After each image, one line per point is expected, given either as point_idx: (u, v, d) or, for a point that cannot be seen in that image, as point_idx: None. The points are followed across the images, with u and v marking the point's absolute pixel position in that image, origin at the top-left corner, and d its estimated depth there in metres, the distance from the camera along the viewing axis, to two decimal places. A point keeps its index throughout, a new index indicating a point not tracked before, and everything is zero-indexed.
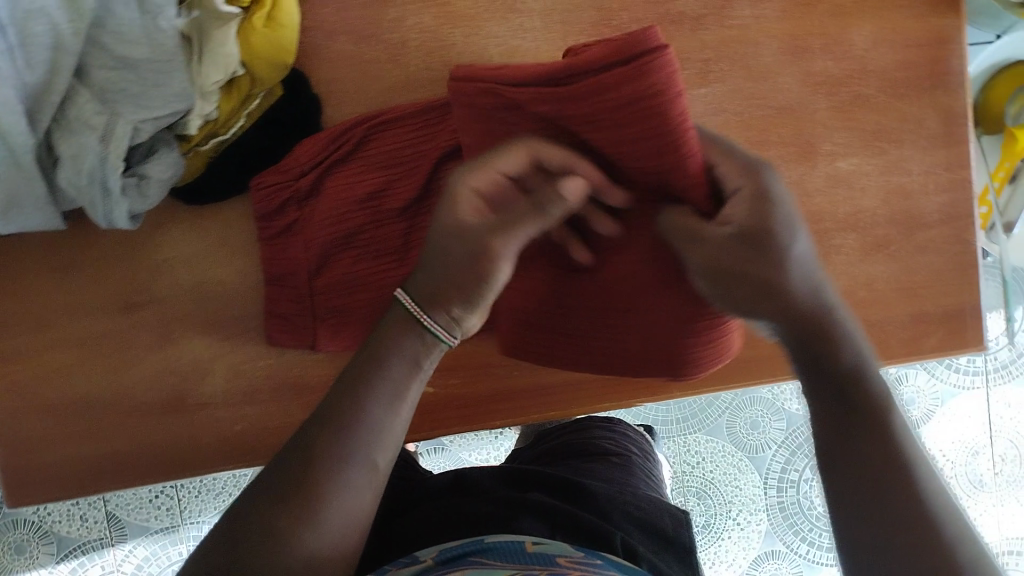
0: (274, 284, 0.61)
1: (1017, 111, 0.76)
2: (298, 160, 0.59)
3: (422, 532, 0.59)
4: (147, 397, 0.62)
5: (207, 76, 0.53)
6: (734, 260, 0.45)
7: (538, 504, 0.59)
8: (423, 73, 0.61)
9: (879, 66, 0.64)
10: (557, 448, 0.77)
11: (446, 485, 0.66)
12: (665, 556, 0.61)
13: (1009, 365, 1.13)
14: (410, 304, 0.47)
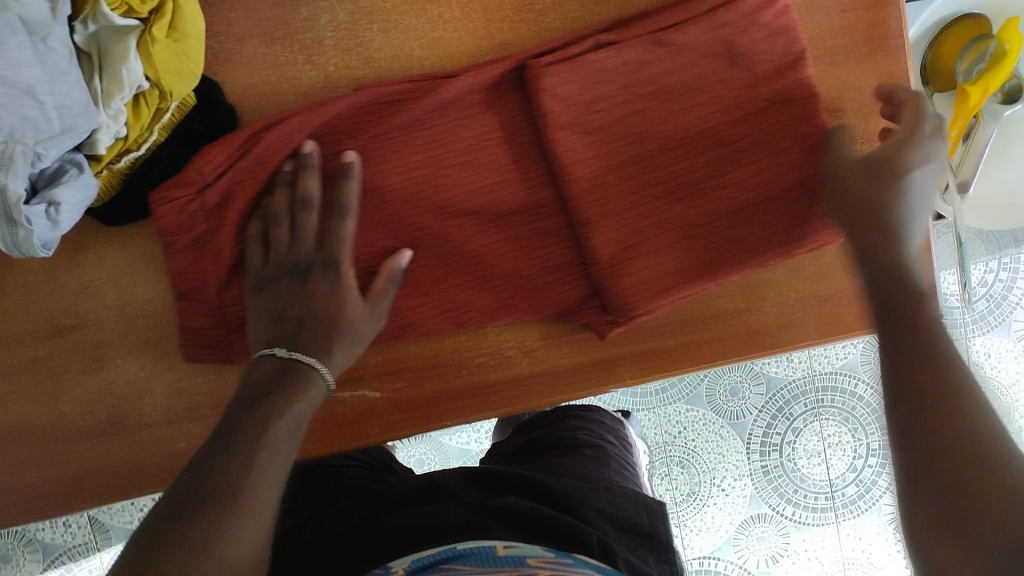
0: (185, 300, 0.59)
1: (968, 67, 0.75)
2: (201, 172, 0.56)
3: (398, 538, 0.54)
4: (86, 421, 0.61)
5: (110, 93, 0.52)
6: (882, 162, 0.51)
7: (510, 507, 0.56)
8: (343, 72, 0.60)
9: (814, 35, 0.63)
10: (533, 443, 0.77)
11: (413, 484, 0.62)
12: (640, 553, 0.58)
13: (988, 316, 1.10)
14: (299, 353, 0.54)
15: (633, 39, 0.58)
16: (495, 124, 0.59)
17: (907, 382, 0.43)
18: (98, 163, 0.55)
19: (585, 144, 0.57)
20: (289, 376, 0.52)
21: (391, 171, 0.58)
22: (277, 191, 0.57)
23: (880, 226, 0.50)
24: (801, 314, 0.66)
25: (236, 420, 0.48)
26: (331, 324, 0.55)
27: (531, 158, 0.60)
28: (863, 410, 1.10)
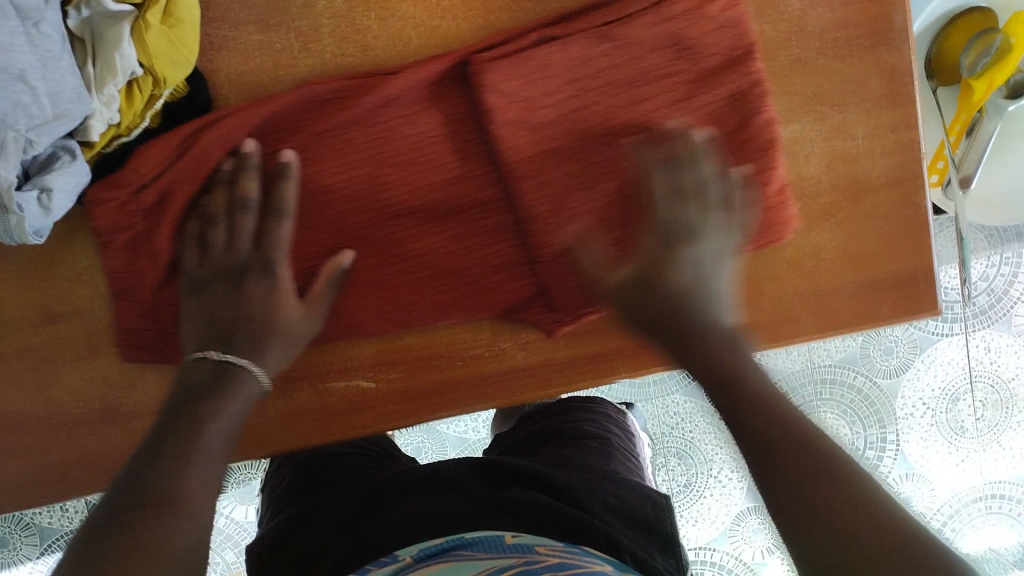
0: (122, 299, 0.59)
1: (973, 61, 0.73)
2: (139, 172, 0.56)
3: (407, 527, 0.54)
4: (79, 408, 0.61)
5: (103, 79, 0.51)
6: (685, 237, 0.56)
7: (514, 499, 0.56)
8: (339, 60, 0.60)
9: (817, 27, 0.62)
10: (536, 435, 0.76)
11: (419, 472, 0.62)
12: (646, 546, 0.58)
13: (988, 310, 1.10)
14: (226, 356, 0.55)
15: (575, 34, 0.59)
16: (439, 121, 0.59)
17: (761, 441, 0.45)
18: (90, 149, 0.55)
19: (529, 140, 0.58)
20: (220, 382, 0.53)
21: (336, 165, 0.58)
22: (215, 190, 0.57)
23: (664, 337, 0.55)
24: (798, 309, 0.65)
25: (175, 427, 0.49)
26: (264, 327, 0.56)
27: (491, 157, 0.59)
28: (862, 403, 1.10)
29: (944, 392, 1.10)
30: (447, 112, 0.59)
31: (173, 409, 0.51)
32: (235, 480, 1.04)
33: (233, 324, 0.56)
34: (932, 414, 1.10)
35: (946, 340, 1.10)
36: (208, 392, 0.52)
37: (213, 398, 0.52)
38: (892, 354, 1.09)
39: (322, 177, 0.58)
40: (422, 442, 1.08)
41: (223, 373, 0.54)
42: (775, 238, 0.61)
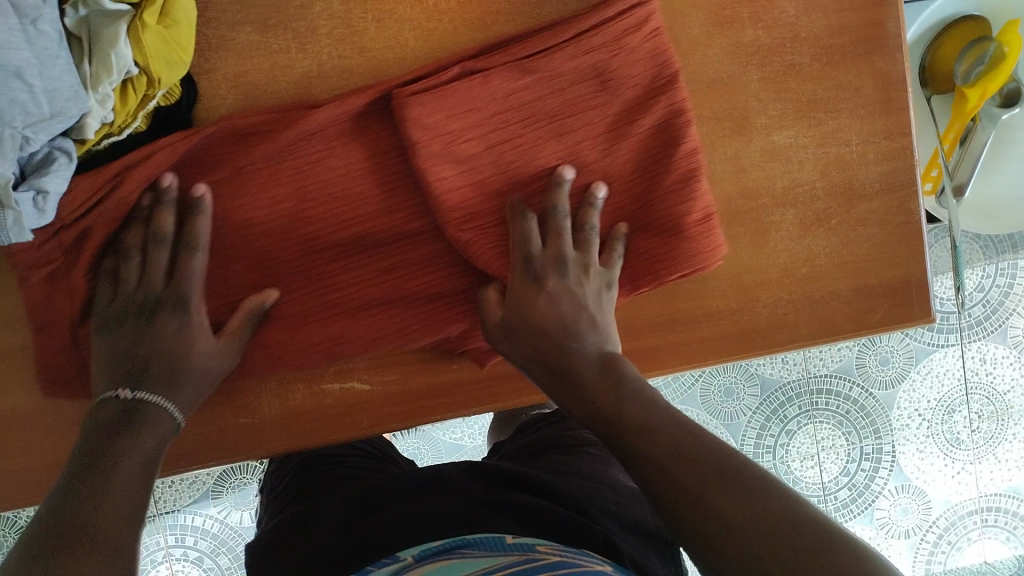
0: (42, 333, 0.58)
1: (967, 69, 0.74)
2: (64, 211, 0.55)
3: (406, 529, 0.54)
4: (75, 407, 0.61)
5: (99, 78, 0.51)
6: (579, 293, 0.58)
7: (515, 503, 0.56)
8: (336, 62, 0.61)
9: (811, 33, 0.63)
10: (533, 442, 0.76)
11: (417, 475, 0.62)
12: (647, 552, 0.57)
13: (984, 321, 1.10)
14: (138, 394, 0.54)
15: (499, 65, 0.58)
16: (363, 150, 0.59)
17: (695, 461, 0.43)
18: (83, 145, 0.55)
19: (456, 174, 0.57)
20: (136, 419, 0.53)
21: (258, 200, 0.58)
22: (132, 226, 0.57)
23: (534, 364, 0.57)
24: (793, 315, 0.65)
25: (93, 462, 0.48)
26: (180, 365, 0.56)
27: (416, 188, 0.59)
28: (857, 414, 1.10)
29: (939, 403, 1.10)
30: (372, 145, 0.59)
31: (90, 446, 0.50)
32: (229, 485, 1.04)
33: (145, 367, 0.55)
34: (928, 425, 1.10)
35: (942, 351, 1.10)
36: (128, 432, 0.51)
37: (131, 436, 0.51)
38: (888, 365, 1.09)
39: (246, 211, 0.58)
40: (416, 448, 1.08)
41: (137, 411, 0.53)
42: (705, 264, 0.61)
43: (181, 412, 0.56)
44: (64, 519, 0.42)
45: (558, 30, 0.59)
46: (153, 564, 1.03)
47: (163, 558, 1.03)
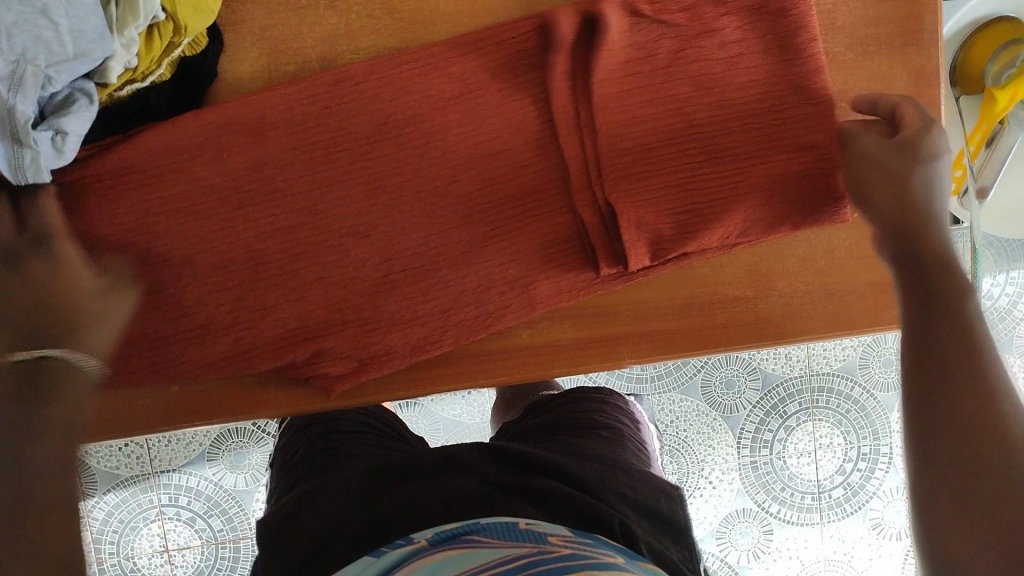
0: None
1: (999, 70, 0.73)
2: None
3: (423, 508, 0.54)
4: None
5: (125, 22, 0.50)
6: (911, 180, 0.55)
7: (529, 485, 0.56)
8: (368, 23, 0.62)
9: (848, 22, 0.62)
10: (546, 423, 0.76)
11: (429, 454, 0.61)
12: (660, 538, 0.58)
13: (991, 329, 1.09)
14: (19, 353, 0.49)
15: (389, 78, 0.61)
16: (212, 172, 0.59)
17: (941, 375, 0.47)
18: (105, 89, 0.54)
19: (324, 196, 0.60)
20: (60, 371, 0.49)
21: (111, 212, 0.59)
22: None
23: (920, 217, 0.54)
24: (807, 305, 0.66)
25: (17, 419, 0.46)
26: (86, 316, 0.54)
27: (263, 212, 0.60)
28: (857, 414, 1.10)
29: None
30: (221, 166, 0.59)
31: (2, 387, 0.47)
32: (225, 448, 1.04)
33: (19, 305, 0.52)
34: None
35: None
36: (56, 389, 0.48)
37: (58, 399, 0.47)
38: (892, 368, 1.10)
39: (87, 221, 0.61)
40: (415, 422, 1.08)
41: (60, 373, 0.49)
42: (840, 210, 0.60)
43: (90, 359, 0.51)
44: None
45: (496, 39, 0.62)
46: (145, 523, 1.03)
47: (156, 517, 1.03)
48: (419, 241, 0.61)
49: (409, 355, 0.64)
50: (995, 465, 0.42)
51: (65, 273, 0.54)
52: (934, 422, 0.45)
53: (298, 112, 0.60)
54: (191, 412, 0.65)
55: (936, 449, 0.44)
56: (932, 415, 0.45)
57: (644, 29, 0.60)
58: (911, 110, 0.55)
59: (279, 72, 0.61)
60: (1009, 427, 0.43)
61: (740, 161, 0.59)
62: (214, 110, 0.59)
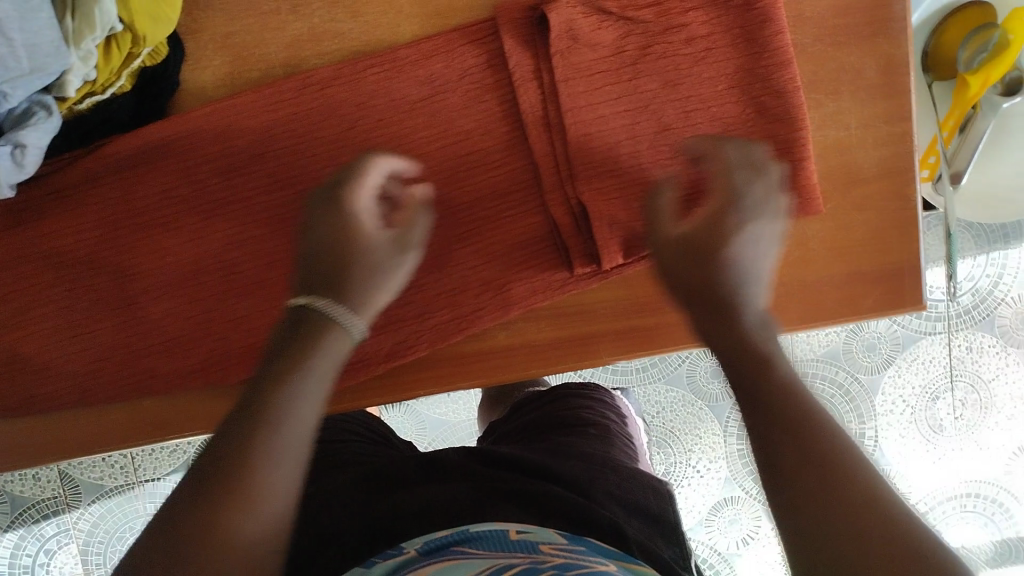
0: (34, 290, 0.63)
1: (970, 55, 0.73)
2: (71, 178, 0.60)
3: (414, 515, 0.53)
4: (67, 366, 0.63)
5: (81, 36, 0.49)
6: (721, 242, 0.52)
7: (516, 490, 0.56)
8: (330, 25, 0.60)
9: (815, 12, 0.62)
10: (535, 424, 0.75)
11: (418, 465, 0.61)
12: (652, 535, 0.57)
13: (971, 310, 1.09)
14: (324, 307, 0.52)
15: (354, 81, 0.60)
16: (179, 178, 0.60)
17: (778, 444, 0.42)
18: (64, 103, 0.53)
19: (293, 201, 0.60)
20: (318, 329, 0.51)
21: (84, 224, 0.61)
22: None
23: (704, 267, 0.51)
24: (784, 298, 0.66)
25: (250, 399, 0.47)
26: (346, 273, 0.54)
27: (235, 218, 0.61)
28: (842, 398, 1.10)
29: (924, 390, 1.10)
30: (186, 173, 0.60)
31: (281, 356, 0.49)
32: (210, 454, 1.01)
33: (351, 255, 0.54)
34: (912, 412, 1.10)
35: (929, 338, 1.09)
36: (281, 366, 0.48)
37: (318, 349, 0.50)
38: (875, 351, 1.09)
39: (60, 236, 0.62)
40: (401, 422, 1.07)
41: (317, 326, 0.51)
42: (811, 208, 0.61)
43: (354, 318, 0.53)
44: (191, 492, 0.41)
45: (463, 37, 0.61)
46: (131, 532, 1.02)
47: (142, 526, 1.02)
48: None
49: (382, 360, 0.63)
50: (822, 425, 0.41)
51: (350, 231, 0.55)
52: (759, 395, 0.44)
53: (262, 118, 0.60)
54: (163, 426, 0.64)
55: (764, 412, 0.43)
56: (763, 435, 0.42)
57: (610, 27, 0.60)
58: (718, 167, 0.54)
59: (243, 79, 0.61)
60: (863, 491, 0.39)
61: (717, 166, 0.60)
62: (178, 120, 0.59)
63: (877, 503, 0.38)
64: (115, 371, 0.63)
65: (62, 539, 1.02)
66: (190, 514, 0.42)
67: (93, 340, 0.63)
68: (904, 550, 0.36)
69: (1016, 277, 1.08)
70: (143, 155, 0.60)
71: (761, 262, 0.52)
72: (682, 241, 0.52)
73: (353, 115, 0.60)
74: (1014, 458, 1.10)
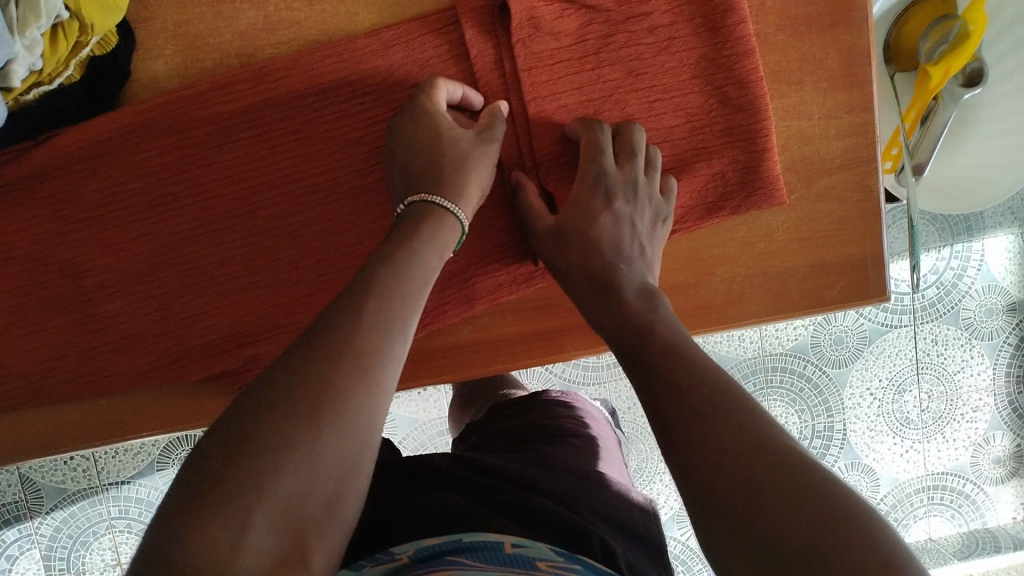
0: (26, 262, 0.60)
1: (932, 46, 0.72)
2: (72, 140, 0.57)
3: (404, 527, 0.53)
4: (19, 366, 0.61)
5: (26, 23, 0.48)
6: (582, 228, 0.56)
7: (503, 502, 0.55)
8: (286, 14, 0.59)
9: (777, 3, 0.61)
10: (512, 431, 0.75)
11: (403, 475, 0.61)
12: (635, 550, 0.56)
13: (937, 303, 1.09)
14: (430, 201, 0.53)
15: (310, 72, 0.58)
16: (134, 173, 0.59)
17: (681, 420, 0.40)
18: (9, 93, 0.52)
19: (254, 197, 0.60)
20: (410, 260, 0.47)
21: (35, 219, 0.60)
22: (124, 178, 0.59)
23: (576, 251, 0.56)
24: (749, 289, 0.66)
25: (316, 339, 0.41)
26: (455, 162, 0.55)
27: (193, 213, 0.60)
28: (811, 392, 1.10)
29: (891, 383, 1.10)
30: (140, 165, 0.59)
31: (372, 291, 0.44)
32: (175, 457, 1.00)
33: (436, 156, 0.54)
34: (879, 404, 1.10)
35: (895, 332, 1.10)
36: (368, 308, 0.43)
37: (427, 237, 0.50)
38: (843, 345, 1.09)
39: (9, 232, 0.60)
40: None
41: (426, 211, 0.52)
42: (777, 200, 0.61)
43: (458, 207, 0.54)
44: (232, 432, 0.37)
45: (422, 26, 0.59)
46: (96, 536, 1.00)
47: (106, 530, 1.00)
48: (349, 240, 0.60)
49: None
50: (745, 404, 0.40)
51: (441, 132, 0.55)
52: (659, 399, 0.42)
53: (215, 108, 0.58)
54: (123, 426, 0.63)
55: (665, 416, 0.41)
56: (666, 419, 0.41)
57: (572, 15, 0.59)
58: (585, 147, 0.57)
59: (197, 69, 0.59)
60: (772, 447, 0.37)
61: (680, 163, 0.61)
62: (131, 112, 0.58)
63: (789, 464, 0.36)
64: (70, 370, 0.61)
65: (23, 545, 0.99)
66: (226, 453, 0.36)
67: (46, 339, 0.61)
68: (812, 501, 0.34)
69: (979, 270, 1.09)
70: (96, 147, 0.58)
71: (631, 239, 0.56)
72: (556, 232, 0.57)
73: (312, 107, 0.59)
74: (978, 450, 1.12)
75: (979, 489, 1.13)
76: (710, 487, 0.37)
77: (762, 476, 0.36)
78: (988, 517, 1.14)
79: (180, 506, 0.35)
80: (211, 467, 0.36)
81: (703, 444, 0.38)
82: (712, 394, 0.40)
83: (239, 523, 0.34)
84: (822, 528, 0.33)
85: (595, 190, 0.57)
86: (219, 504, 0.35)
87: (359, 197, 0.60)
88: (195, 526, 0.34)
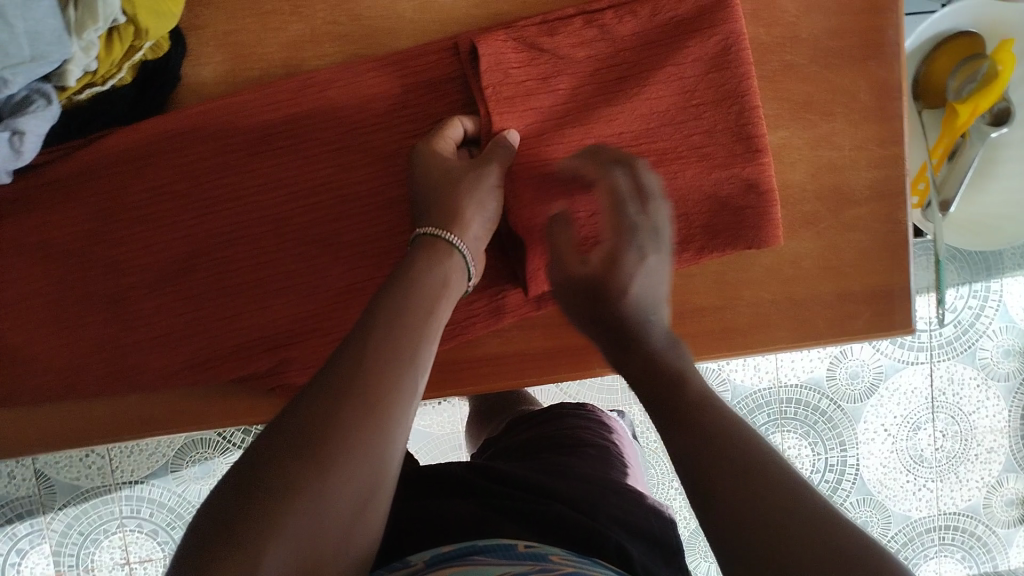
0: (69, 258, 0.62)
1: (959, 85, 0.74)
2: (119, 142, 0.59)
3: (420, 535, 0.53)
4: (57, 359, 0.62)
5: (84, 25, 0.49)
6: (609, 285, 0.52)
7: (522, 510, 0.56)
8: (331, 28, 0.61)
9: (811, 34, 0.63)
10: (531, 442, 0.75)
11: (422, 482, 0.62)
12: (652, 557, 0.57)
13: (954, 341, 1.09)
14: (431, 230, 0.54)
15: (353, 83, 0.60)
16: (176, 175, 0.61)
17: (691, 441, 0.40)
18: (64, 92, 0.54)
19: (292, 202, 0.61)
20: (412, 290, 0.48)
21: (80, 215, 0.61)
22: (166, 180, 0.61)
23: (604, 306, 0.52)
24: (775, 316, 0.67)
25: (338, 371, 0.42)
26: (448, 188, 0.55)
27: (231, 216, 0.61)
28: (824, 424, 1.09)
29: (905, 420, 1.10)
30: (182, 168, 0.60)
31: (376, 326, 0.45)
32: (189, 459, 1.01)
33: (433, 189, 0.56)
34: (893, 440, 1.10)
35: (912, 367, 1.09)
36: (377, 338, 0.44)
37: (426, 265, 0.51)
38: (858, 379, 1.09)
39: (53, 227, 0.61)
40: None
41: (426, 242, 0.53)
42: (770, 240, 0.60)
43: (455, 236, 0.54)
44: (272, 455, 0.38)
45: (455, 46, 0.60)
46: (107, 535, 1.01)
47: (117, 529, 1.01)
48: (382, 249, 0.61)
49: None
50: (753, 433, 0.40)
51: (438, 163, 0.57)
52: (672, 416, 0.43)
53: (261, 116, 0.60)
54: (152, 422, 0.64)
55: (678, 435, 0.41)
56: (675, 437, 0.41)
57: (544, 62, 0.60)
58: (609, 199, 0.55)
59: (244, 78, 0.61)
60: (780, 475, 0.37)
61: None
62: (177, 116, 0.59)
63: (793, 490, 0.36)
64: (104, 365, 0.62)
65: (34, 540, 1.00)
66: (255, 477, 0.37)
67: (81, 334, 0.62)
68: (815, 527, 0.34)
69: (996, 311, 1.09)
70: (141, 149, 0.60)
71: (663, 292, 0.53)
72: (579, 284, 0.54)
73: (354, 119, 0.61)
74: (991, 491, 1.12)
75: (991, 530, 1.13)
76: (721, 504, 0.37)
77: (768, 498, 0.36)
78: (999, 560, 1.14)
79: (218, 528, 0.36)
80: (243, 484, 0.37)
81: (713, 464, 0.38)
82: (717, 422, 0.41)
83: (254, 554, 0.35)
84: (823, 549, 0.33)
85: (627, 241, 0.54)
86: (242, 522, 0.36)
87: (395, 206, 0.61)
88: (222, 555, 0.35)
